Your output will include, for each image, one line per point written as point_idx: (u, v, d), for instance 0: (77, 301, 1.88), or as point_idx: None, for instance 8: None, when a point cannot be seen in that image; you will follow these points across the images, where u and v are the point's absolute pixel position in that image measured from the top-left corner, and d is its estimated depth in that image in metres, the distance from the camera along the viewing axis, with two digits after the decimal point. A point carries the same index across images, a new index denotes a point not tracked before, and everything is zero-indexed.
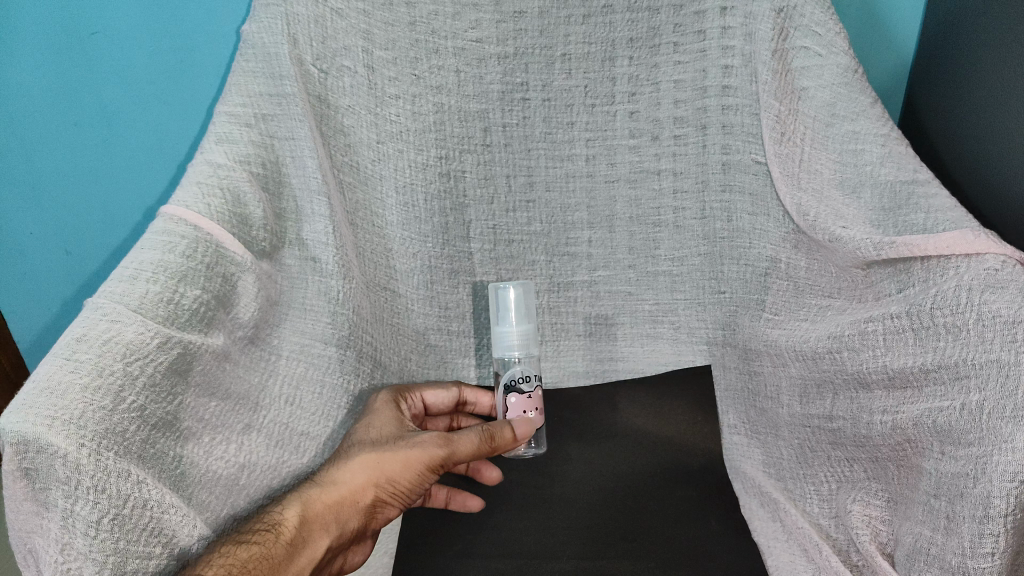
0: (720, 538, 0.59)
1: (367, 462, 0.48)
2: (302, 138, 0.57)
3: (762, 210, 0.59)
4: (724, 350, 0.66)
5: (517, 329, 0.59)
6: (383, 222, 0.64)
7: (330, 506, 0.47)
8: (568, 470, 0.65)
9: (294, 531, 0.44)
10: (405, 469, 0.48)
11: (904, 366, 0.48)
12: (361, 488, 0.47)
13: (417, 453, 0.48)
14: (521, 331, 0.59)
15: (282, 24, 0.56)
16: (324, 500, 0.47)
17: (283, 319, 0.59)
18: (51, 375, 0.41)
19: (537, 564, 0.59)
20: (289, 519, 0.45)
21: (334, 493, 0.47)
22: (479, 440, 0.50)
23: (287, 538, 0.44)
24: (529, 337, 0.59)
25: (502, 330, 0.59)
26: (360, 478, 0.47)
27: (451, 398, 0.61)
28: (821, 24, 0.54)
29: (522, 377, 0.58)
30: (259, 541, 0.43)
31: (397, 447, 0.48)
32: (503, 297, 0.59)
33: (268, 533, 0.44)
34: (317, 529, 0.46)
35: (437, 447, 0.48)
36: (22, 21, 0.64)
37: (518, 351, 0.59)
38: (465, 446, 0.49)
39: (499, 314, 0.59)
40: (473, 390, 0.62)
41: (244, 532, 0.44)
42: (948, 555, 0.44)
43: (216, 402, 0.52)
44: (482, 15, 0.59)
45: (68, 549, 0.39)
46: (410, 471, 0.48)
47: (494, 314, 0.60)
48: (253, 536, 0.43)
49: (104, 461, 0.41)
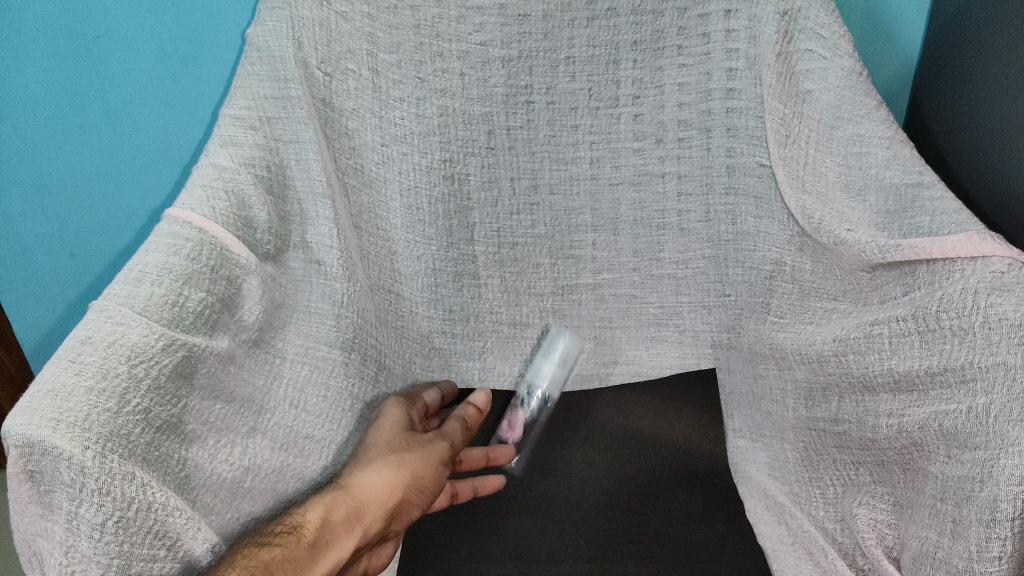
0: (724, 537, 0.61)
1: (386, 464, 0.50)
2: (306, 141, 0.58)
3: (767, 213, 0.59)
4: (729, 353, 0.66)
5: (550, 368, 0.68)
6: (387, 225, 0.65)
7: (353, 508, 0.47)
8: (573, 475, 0.66)
9: (317, 532, 0.44)
10: (422, 466, 0.51)
11: (911, 369, 0.48)
12: (383, 488, 0.48)
13: (431, 448, 0.52)
14: (552, 369, 0.68)
15: (287, 27, 0.57)
16: (347, 503, 0.47)
17: (287, 322, 0.59)
18: (57, 377, 0.41)
19: (542, 567, 0.60)
20: (312, 521, 0.45)
21: (358, 495, 0.48)
22: (463, 429, 0.56)
23: (310, 539, 0.44)
24: (555, 380, 0.68)
25: (539, 363, 0.69)
26: (381, 478, 0.49)
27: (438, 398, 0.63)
28: (825, 27, 0.54)
29: (529, 401, 0.69)
30: (282, 543, 0.43)
31: (410, 447, 0.52)
32: (556, 338, 0.68)
33: (291, 535, 0.44)
34: (342, 532, 0.46)
35: (441, 442, 0.53)
36: (27, 24, 0.64)
37: (540, 385, 0.68)
38: (458, 438, 0.55)
39: (544, 351, 0.68)
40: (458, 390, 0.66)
41: (265, 536, 0.44)
42: (954, 559, 0.44)
43: (221, 405, 0.52)
44: (486, 18, 0.59)
45: (72, 551, 0.38)
46: (429, 467, 0.51)
47: (541, 349, 0.69)
48: (276, 539, 0.43)
49: (109, 463, 0.40)
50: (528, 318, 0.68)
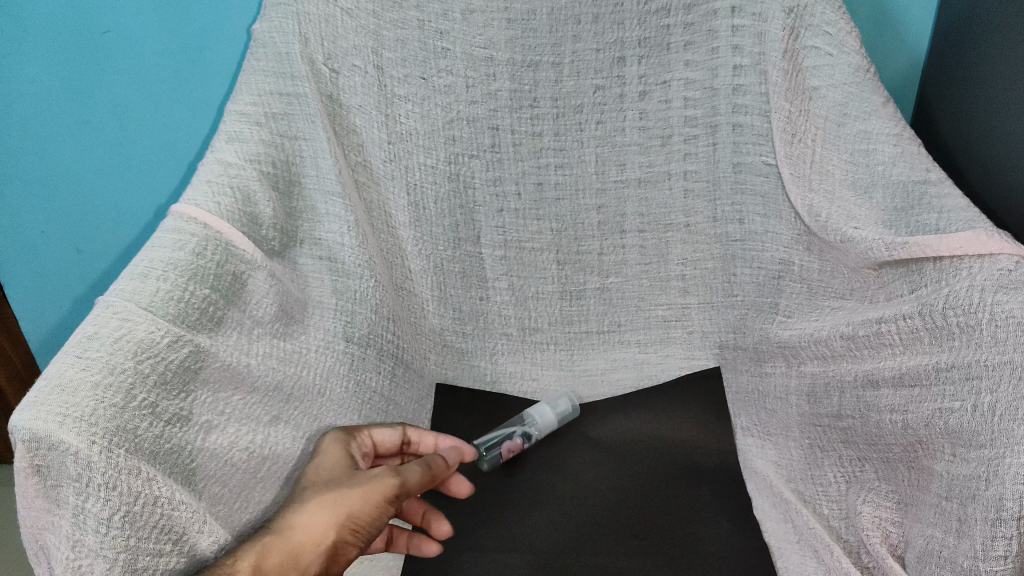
0: (730, 538, 0.56)
1: (325, 503, 0.42)
2: (317, 140, 0.58)
3: (774, 214, 0.60)
4: (735, 353, 0.67)
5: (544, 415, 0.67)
6: (395, 222, 0.65)
7: (287, 557, 0.40)
8: (580, 470, 0.63)
9: None
10: (364, 504, 0.42)
11: (918, 366, 0.48)
12: (321, 531, 0.41)
13: (374, 484, 0.43)
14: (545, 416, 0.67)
15: (293, 23, 0.57)
16: (281, 549, 0.40)
17: (308, 316, 0.61)
18: (62, 372, 0.41)
19: (549, 561, 0.55)
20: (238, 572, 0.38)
21: (291, 539, 0.40)
22: (423, 470, 0.45)
23: None
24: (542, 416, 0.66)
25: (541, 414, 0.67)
26: (318, 520, 0.41)
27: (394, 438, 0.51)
28: (832, 24, 0.54)
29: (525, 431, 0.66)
30: None
31: (352, 481, 0.43)
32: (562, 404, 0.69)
33: None
34: None
35: (391, 477, 0.43)
36: (34, 20, 0.64)
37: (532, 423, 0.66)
38: (414, 478, 0.44)
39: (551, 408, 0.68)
40: (417, 429, 0.53)
41: None
42: (959, 558, 0.42)
43: (239, 396, 0.51)
44: (492, 16, 0.59)
45: (80, 545, 0.38)
46: (371, 505, 0.42)
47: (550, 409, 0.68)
48: None
49: (116, 458, 0.40)
50: (535, 321, 0.70)
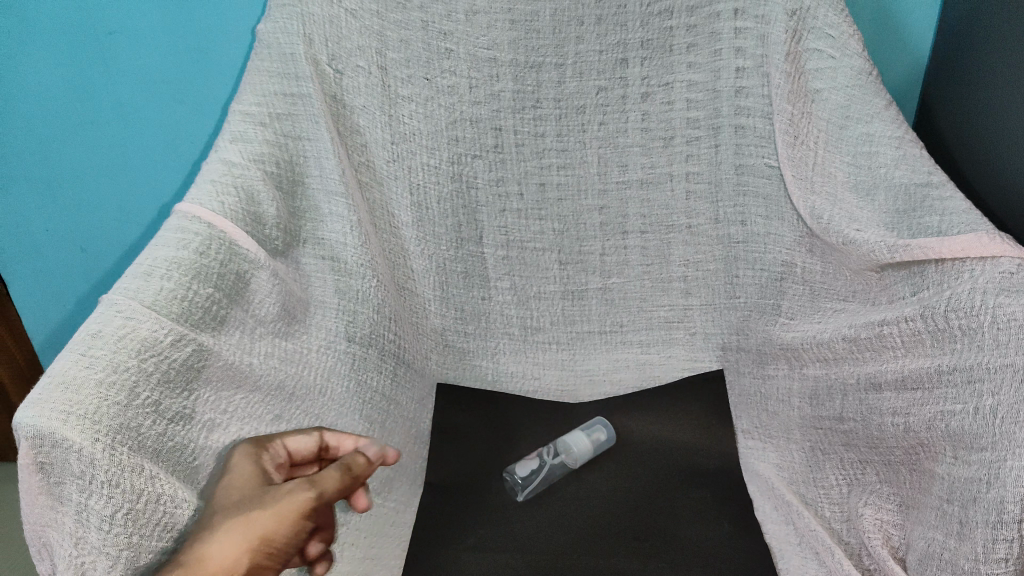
0: (732, 539, 0.56)
1: (234, 528, 0.38)
2: (321, 140, 0.59)
3: (777, 215, 0.60)
4: (737, 355, 0.68)
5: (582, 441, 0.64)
6: (398, 222, 0.66)
7: None
8: (582, 471, 0.63)
9: None
10: (277, 525, 0.38)
11: (922, 368, 0.48)
12: (231, 560, 0.37)
13: (288, 501, 0.39)
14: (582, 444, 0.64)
15: (297, 24, 0.57)
16: None
17: (310, 316, 0.61)
18: (66, 369, 0.40)
19: (549, 561, 0.55)
20: None
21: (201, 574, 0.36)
22: (341, 476, 0.42)
23: None
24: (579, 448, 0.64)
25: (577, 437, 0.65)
26: (228, 548, 0.37)
27: (309, 447, 0.47)
28: (834, 27, 0.54)
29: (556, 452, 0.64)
30: None
31: (261, 501, 0.39)
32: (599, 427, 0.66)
33: None
34: None
35: (305, 490, 0.39)
36: (40, 19, 0.65)
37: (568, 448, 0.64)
38: (331, 487, 0.41)
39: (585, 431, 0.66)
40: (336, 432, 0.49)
41: None
42: (960, 560, 0.42)
43: (241, 395, 0.52)
44: (494, 17, 0.59)
45: (82, 543, 0.38)
46: (286, 523, 0.39)
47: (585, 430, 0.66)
48: None
49: (119, 456, 0.40)
50: (537, 321, 0.70)
